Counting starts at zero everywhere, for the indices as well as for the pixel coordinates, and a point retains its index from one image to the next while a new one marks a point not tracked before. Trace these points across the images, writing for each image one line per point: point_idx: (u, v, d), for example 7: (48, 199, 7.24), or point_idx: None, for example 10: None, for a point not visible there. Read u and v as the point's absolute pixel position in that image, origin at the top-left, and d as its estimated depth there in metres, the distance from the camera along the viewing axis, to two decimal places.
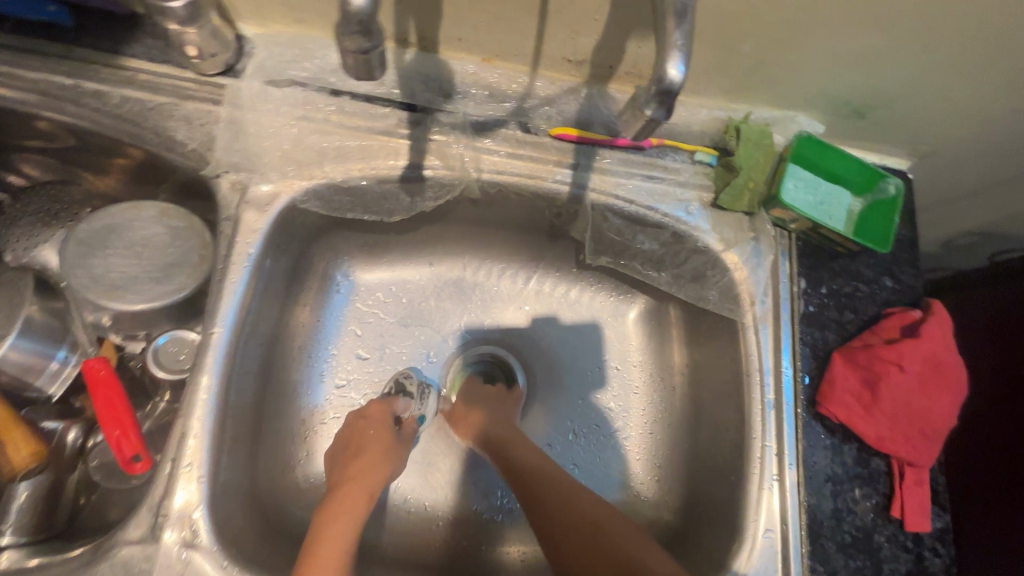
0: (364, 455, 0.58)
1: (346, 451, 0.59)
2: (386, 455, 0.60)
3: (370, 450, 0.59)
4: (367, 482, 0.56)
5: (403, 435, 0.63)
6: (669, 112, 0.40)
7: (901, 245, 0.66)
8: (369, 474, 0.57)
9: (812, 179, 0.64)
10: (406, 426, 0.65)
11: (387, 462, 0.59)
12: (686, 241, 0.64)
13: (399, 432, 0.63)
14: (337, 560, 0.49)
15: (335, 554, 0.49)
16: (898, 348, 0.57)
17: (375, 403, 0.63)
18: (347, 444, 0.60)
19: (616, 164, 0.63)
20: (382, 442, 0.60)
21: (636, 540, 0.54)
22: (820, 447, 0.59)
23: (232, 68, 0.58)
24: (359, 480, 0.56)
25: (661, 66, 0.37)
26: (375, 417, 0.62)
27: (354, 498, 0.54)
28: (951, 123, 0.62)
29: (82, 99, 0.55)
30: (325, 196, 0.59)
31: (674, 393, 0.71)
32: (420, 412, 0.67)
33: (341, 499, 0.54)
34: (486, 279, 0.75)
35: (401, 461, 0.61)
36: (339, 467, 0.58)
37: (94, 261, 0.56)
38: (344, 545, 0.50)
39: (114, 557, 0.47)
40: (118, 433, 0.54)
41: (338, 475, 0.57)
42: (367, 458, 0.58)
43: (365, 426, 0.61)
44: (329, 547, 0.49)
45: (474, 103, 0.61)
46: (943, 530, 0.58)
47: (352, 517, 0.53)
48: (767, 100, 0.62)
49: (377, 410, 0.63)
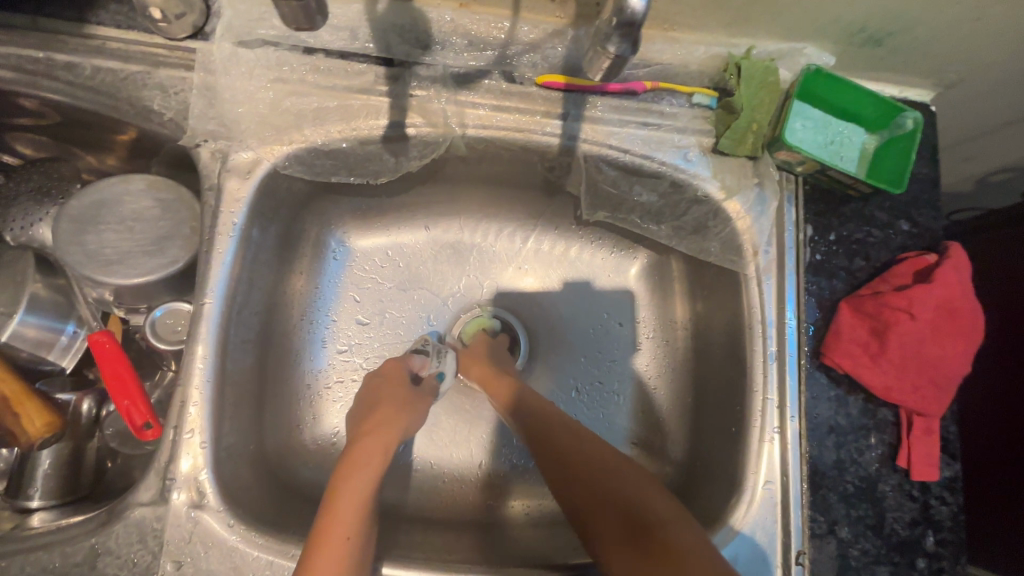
0: (382, 409, 0.59)
1: (364, 407, 0.60)
2: (405, 407, 0.61)
3: (385, 404, 0.60)
4: (386, 435, 0.57)
5: (422, 390, 0.64)
6: (635, 47, 0.39)
7: (920, 184, 0.62)
8: (388, 425, 0.58)
9: (822, 118, 0.59)
10: (426, 384, 0.65)
11: (405, 417, 0.60)
12: (685, 191, 0.61)
13: (419, 386, 0.64)
14: (356, 514, 0.49)
15: (353, 509, 0.49)
16: (909, 295, 0.54)
17: (390, 363, 0.64)
18: (366, 399, 0.61)
19: (608, 112, 0.60)
20: (400, 396, 0.61)
21: (645, 482, 0.52)
22: (824, 399, 0.57)
23: (200, 31, 0.56)
24: (375, 432, 0.56)
25: None
26: (393, 373, 0.63)
27: (373, 449, 0.55)
28: (979, 45, 0.56)
29: (55, 73, 0.54)
30: (307, 160, 0.58)
31: (678, 348, 0.70)
32: (437, 370, 0.67)
33: (361, 451, 0.55)
34: (484, 240, 0.74)
35: (422, 414, 0.62)
36: (358, 421, 0.59)
37: (88, 238, 0.57)
38: (363, 496, 0.51)
39: (127, 518, 0.50)
40: (127, 403, 0.56)
41: (356, 429, 0.58)
42: (383, 411, 0.59)
43: (382, 382, 0.62)
44: (344, 504, 0.50)
45: (453, 53, 0.58)
46: (952, 478, 0.56)
47: (373, 467, 0.54)
48: (772, 31, 0.57)
49: (392, 368, 0.64)
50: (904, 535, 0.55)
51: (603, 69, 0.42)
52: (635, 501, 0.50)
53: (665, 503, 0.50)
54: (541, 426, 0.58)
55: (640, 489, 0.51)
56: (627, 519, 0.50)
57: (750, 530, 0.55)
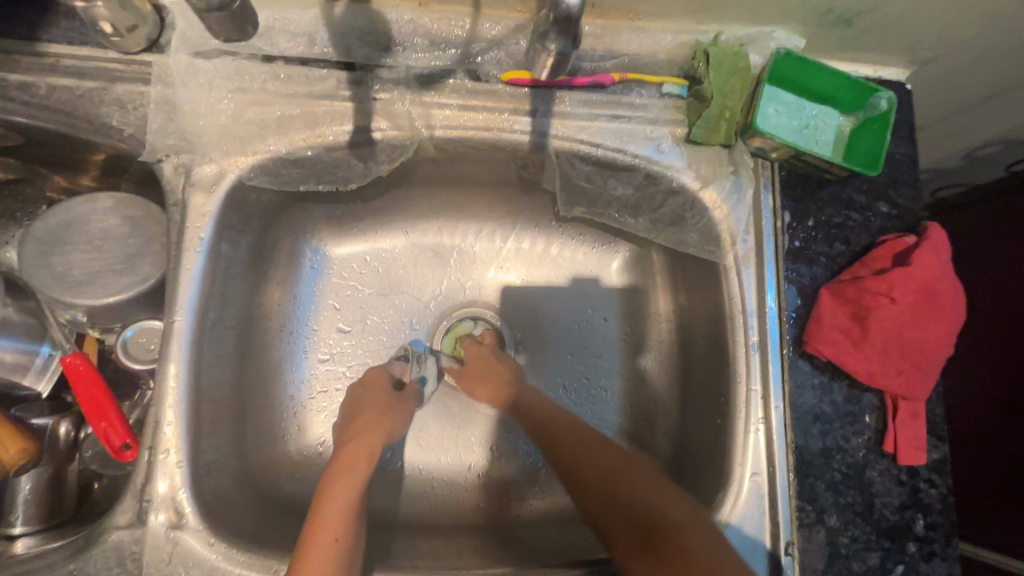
0: (363, 417, 0.60)
1: (349, 415, 0.61)
2: (386, 412, 0.61)
3: (368, 409, 0.61)
4: (371, 439, 0.58)
5: (404, 395, 0.64)
6: (574, 44, 0.43)
7: (897, 165, 0.61)
8: (370, 432, 0.58)
9: (795, 102, 0.58)
10: (408, 389, 0.65)
11: (389, 421, 0.60)
12: (660, 182, 0.60)
13: (402, 391, 0.65)
14: (343, 517, 0.51)
15: (339, 512, 0.51)
16: (889, 279, 0.54)
17: (373, 370, 0.65)
18: (349, 409, 0.62)
19: (578, 107, 0.58)
20: (383, 402, 0.62)
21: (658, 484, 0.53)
22: (808, 387, 0.57)
23: (156, 44, 0.55)
24: (359, 437, 0.58)
25: None
26: (372, 380, 0.64)
27: (357, 455, 0.56)
28: (950, 19, 0.55)
29: (8, 93, 0.53)
30: (273, 170, 0.57)
31: (662, 340, 0.69)
32: (420, 375, 0.67)
33: (344, 458, 0.56)
34: (463, 241, 0.73)
35: (405, 420, 0.62)
36: (343, 430, 0.60)
37: (54, 259, 0.55)
38: (349, 500, 0.52)
39: (104, 542, 0.50)
40: (105, 425, 0.55)
41: (341, 438, 0.59)
42: (366, 416, 0.60)
43: (362, 391, 0.63)
44: (331, 509, 0.51)
45: (415, 54, 0.57)
46: (941, 461, 0.56)
47: (358, 471, 0.54)
48: (739, 16, 0.56)
49: (373, 376, 0.64)
50: (893, 520, 0.54)
51: (547, 66, 0.47)
52: (655, 513, 0.51)
53: (683, 511, 0.51)
54: (557, 436, 0.58)
55: (657, 496, 0.52)
56: (642, 524, 0.51)
57: (740, 521, 0.54)
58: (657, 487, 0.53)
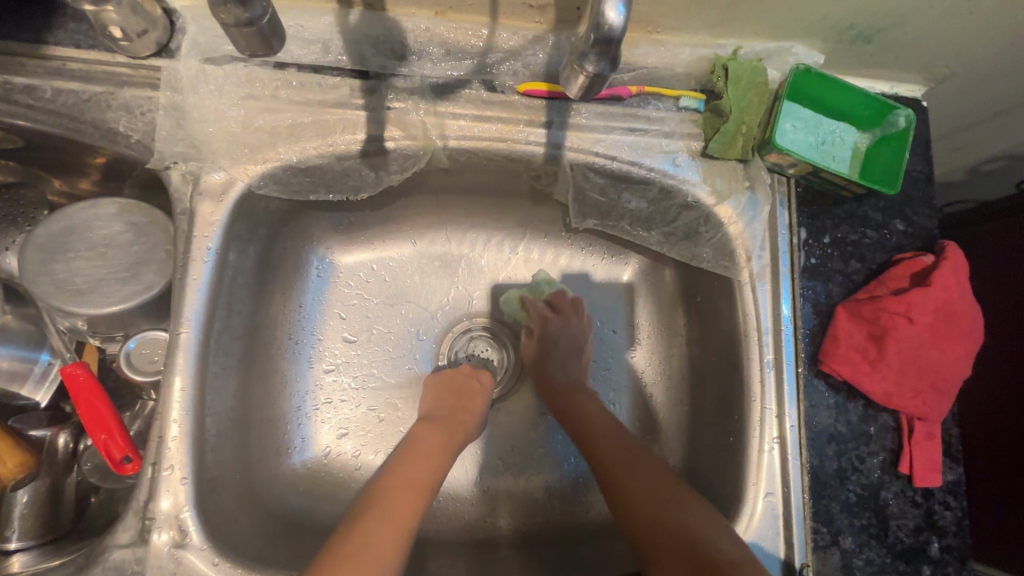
0: (454, 403, 0.62)
1: (441, 395, 0.62)
2: (473, 407, 0.62)
3: (465, 397, 0.62)
4: (454, 428, 0.59)
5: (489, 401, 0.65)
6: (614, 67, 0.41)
7: (913, 182, 0.60)
8: (447, 423, 0.60)
9: (813, 117, 0.58)
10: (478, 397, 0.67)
11: (477, 414, 0.62)
12: (675, 196, 0.59)
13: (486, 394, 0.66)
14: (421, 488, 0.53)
15: (412, 485, 0.53)
16: (908, 299, 0.53)
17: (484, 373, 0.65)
18: (439, 391, 0.63)
19: (593, 119, 0.58)
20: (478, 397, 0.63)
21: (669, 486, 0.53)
22: (823, 407, 0.56)
23: (165, 48, 0.54)
24: (446, 423, 0.59)
25: (600, 9, 0.37)
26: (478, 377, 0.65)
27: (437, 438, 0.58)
28: (969, 39, 0.55)
29: (13, 96, 0.51)
30: (283, 178, 0.56)
31: (672, 355, 0.68)
32: None
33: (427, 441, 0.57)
34: (472, 251, 0.72)
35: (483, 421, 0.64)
36: (430, 410, 0.61)
37: (56, 267, 0.54)
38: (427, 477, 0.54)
39: (106, 560, 0.48)
40: (105, 437, 0.54)
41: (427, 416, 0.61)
42: (461, 403, 0.62)
43: (462, 382, 0.64)
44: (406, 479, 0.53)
45: (431, 64, 0.56)
46: (955, 482, 0.55)
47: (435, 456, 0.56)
48: (761, 30, 0.56)
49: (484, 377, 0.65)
50: (909, 543, 0.54)
51: (581, 87, 0.44)
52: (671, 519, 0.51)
53: (695, 517, 0.50)
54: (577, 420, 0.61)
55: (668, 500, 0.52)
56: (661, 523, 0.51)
57: (755, 541, 0.53)
58: (677, 489, 0.53)
